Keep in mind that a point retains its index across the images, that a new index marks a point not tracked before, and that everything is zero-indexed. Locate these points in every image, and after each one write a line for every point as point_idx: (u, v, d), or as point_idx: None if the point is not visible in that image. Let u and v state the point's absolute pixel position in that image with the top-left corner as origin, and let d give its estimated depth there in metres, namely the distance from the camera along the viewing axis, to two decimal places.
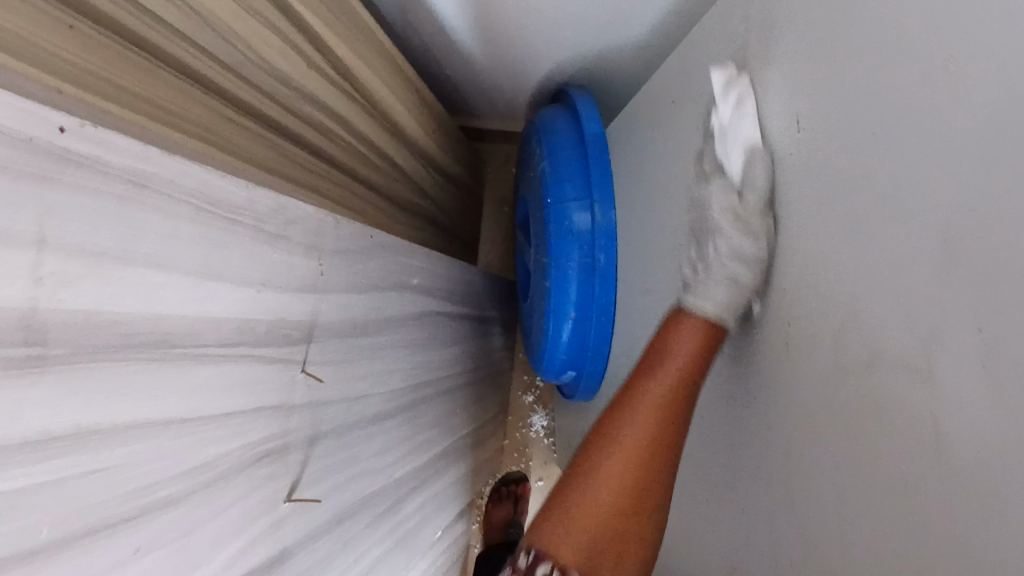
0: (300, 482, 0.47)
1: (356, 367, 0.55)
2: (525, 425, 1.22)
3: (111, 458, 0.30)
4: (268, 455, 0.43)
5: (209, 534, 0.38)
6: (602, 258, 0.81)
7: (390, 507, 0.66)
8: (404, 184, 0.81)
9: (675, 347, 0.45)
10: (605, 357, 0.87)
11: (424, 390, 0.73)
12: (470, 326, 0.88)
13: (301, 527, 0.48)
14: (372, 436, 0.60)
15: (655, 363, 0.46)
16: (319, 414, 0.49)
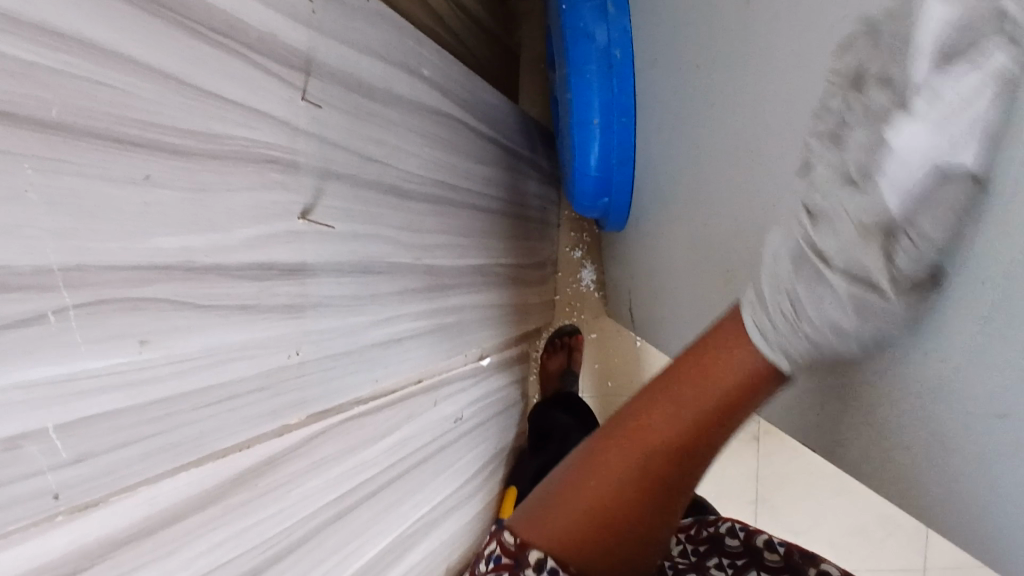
0: (315, 207, 0.52)
1: (365, 127, 0.59)
2: (575, 281, 1.26)
3: (116, 80, 0.35)
4: (277, 163, 0.48)
5: (225, 207, 0.44)
6: (619, 54, 0.80)
7: (423, 289, 0.72)
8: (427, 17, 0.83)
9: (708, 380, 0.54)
10: (631, 164, 0.88)
11: (449, 194, 0.77)
12: (495, 154, 0.91)
13: (321, 252, 0.54)
14: (393, 207, 0.65)
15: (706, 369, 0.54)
16: (329, 153, 0.54)
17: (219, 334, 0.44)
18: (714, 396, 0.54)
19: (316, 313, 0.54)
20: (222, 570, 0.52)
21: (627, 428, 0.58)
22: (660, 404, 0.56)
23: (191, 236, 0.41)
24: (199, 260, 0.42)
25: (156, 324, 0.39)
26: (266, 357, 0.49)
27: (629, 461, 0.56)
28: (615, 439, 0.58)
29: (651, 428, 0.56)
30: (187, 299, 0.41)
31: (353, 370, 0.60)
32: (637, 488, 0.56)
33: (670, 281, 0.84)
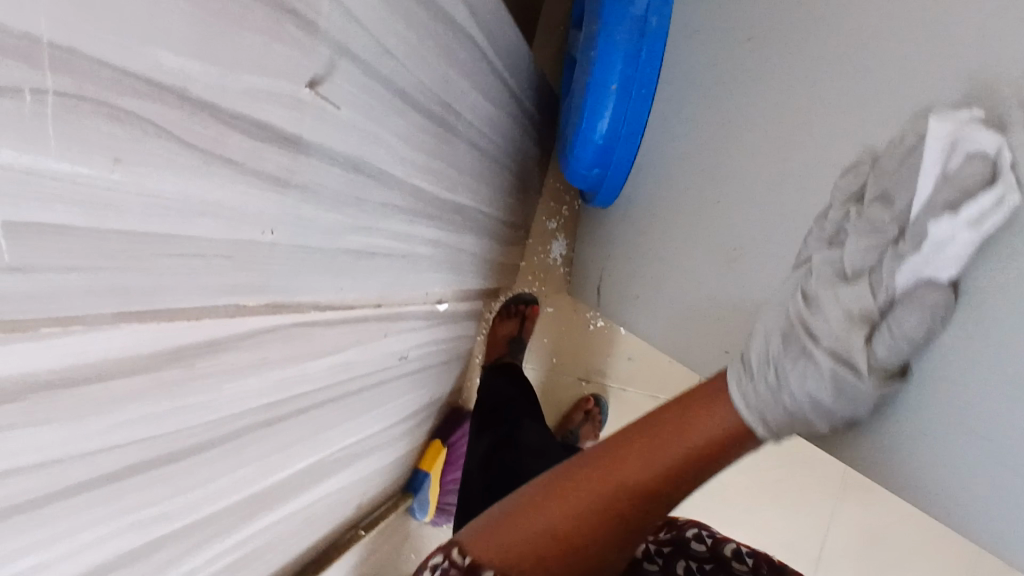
0: (324, 81, 0.48)
1: (391, 15, 0.54)
2: (544, 251, 1.23)
3: None
4: (298, 17, 0.43)
5: (234, 45, 0.39)
6: (655, 23, 0.78)
7: (407, 209, 0.68)
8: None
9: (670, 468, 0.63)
10: (639, 138, 0.87)
11: (453, 121, 0.73)
12: (503, 97, 0.87)
13: (320, 132, 0.50)
14: (399, 112, 0.61)
15: (666, 433, 0.60)
16: (350, 26, 0.49)
17: (197, 181, 0.39)
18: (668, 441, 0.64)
19: (300, 195, 0.50)
20: (138, 447, 0.48)
21: (588, 473, 0.61)
22: (608, 465, 0.61)
23: (193, 62, 0.36)
24: (196, 92, 0.37)
25: (137, 145, 0.34)
26: (238, 225, 0.44)
27: (577, 503, 0.59)
28: (566, 482, 0.61)
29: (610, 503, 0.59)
30: (175, 131, 0.36)
31: (321, 271, 0.56)
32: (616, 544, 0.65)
33: (659, 267, 0.83)
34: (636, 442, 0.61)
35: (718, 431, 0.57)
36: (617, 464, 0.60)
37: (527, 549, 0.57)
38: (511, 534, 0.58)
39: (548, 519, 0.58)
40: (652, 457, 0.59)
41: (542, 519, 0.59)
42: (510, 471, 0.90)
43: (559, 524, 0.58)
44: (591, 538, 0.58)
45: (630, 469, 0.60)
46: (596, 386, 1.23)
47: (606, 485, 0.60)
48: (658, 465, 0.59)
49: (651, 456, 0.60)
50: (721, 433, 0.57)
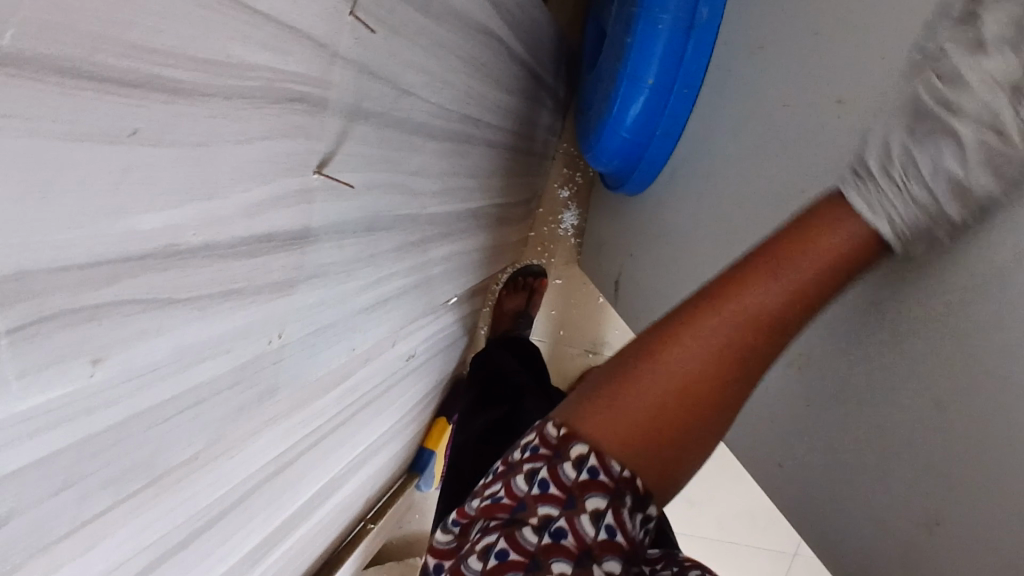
0: (333, 158, 0.40)
1: (410, 48, 0.45)
2: (554, 221, 1.17)
3: None
4: (303, 100, 0.35)
5: (230, 165, 0.31)
6: (706, 13, 0.67)
7: (421, 240, 0.61)
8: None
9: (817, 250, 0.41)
10: (675, 141, 0.77)
11: (471, 130, 0.64)
12: (524, 80, 0.77)
13: (329, 211, 0.42)
14: (415, 149, 0.52)
15: (786, 254, 0.42)
16: (363, 83, 0.40)
17: (193, 334, 0.33)
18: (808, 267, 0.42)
19: (308, 286, 0.43)
20: (144, 555, 0.44)
21: (681, 325, 0.44)
22: (700, 310, 0.44)
23: (179, 211, 0.29)
24: (186, 240, 0.30)
25: (116, 331, 0.28)
26: (242, 349, 0.37)
27: (689, 364, 0.43)
28: (651, 342, 0.45)
29: (725, 380, 0.44)
30: (163, 294, 0.30)
31: (332, 343, 0.50)
32: (735, 363, 0.43)
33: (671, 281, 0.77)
34: (730, 273, 0.45)
35: (841, 253, 0.41)
36: (712, 312, 0.44)
37: (656, 418, 0.43)
38: (623, 400, 0.43)
39: (660, 379, 0.43)
40: (776, 286, 0.43)
41: (659, 379, 0.43)
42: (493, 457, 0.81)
43: (678, 379, 0.43)
44: (723, 391, 0.44)
45: (730, 313, 0.43)
46: None
47: (705, 344, 0.43)
48: (779, 301, 0.43)
49: (781, 279, 0.42)
50: (848, 247, 0.41)
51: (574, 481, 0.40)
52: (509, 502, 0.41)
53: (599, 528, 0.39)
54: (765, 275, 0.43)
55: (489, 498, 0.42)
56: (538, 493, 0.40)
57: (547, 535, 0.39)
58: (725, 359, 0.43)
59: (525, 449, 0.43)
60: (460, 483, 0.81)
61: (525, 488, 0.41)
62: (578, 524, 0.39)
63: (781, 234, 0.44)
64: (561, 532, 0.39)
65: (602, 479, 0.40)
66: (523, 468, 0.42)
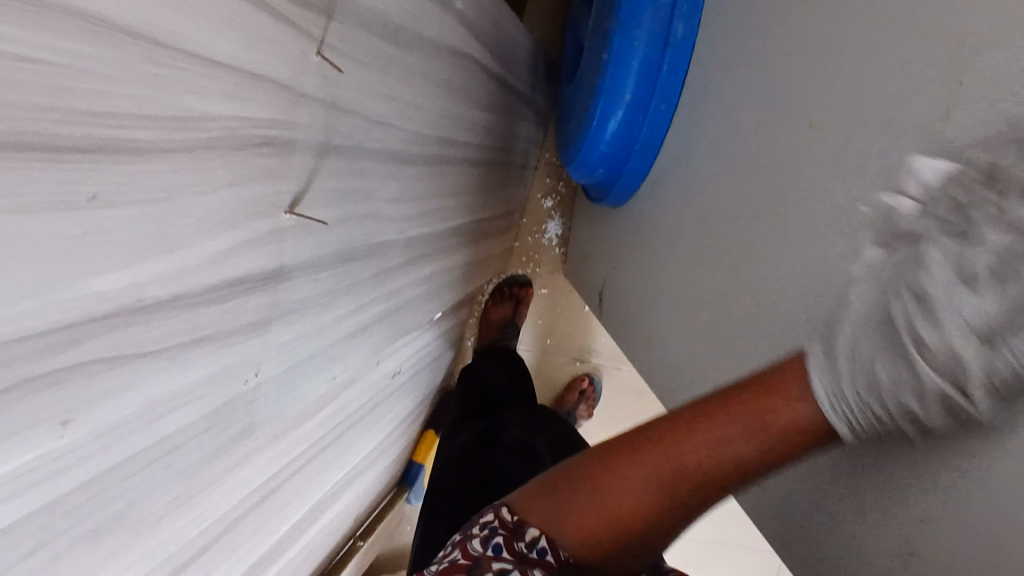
0: (303, 197, 0.40)
1: (381, 80, 0.45)
2: (539, 231, 1.19)
3: (57, 50, 0.21)
4: (270, 143, 0.35)
5: (194, 216, 0.31)
6: (681, 29, 0.67)
7: (400, 265, 0.61)
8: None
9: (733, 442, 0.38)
10: (654, 154, 0.77)
11: (448, 151, 0.64)
12: (502, 97, 0.77)
13: (301, 249, 0.41)
14: (390, 177, 0.52)
15: (751, 403, 0.37)
16: (333, 120, 0.40)
17: (160, 386, 0.32)
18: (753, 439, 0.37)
19: (283, 323, 0.42)
20: None
21: (648, 440, 0.40)
22: (679, 430, 0.39)
23: (142, 267, 0.28)
24: (151, 295, 0.29)
25: (80, 393, 0.27)
26: (215, 394, 0.37)
27: (642, 488, 0.39)
28: (623, 444, 0.41)
29: (647, 538, 0.40)
30: (128, 351, 0.29)
31: (309, 376, 0.50)
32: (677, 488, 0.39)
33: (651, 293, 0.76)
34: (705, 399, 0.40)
35: (802, 425, 0.36)
36: (703, 428, 0.38)
37: (613, 521, 0.39)
38: (588, 503, 0.40)
39: (623, 487, 0.40)
40: (735, 427, 0.37)
41: (620, 491, 0.40)
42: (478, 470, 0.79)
43: (632, 495, 0.39)
44: (687, 499, 0.39)
45: (684, 455, 0.39)
46: (591, 366, 1.18)
47: (662, 468, 0.39)
48: (749, 445, 0.37)
49: (749, 428, 0.37)
50: (814, 420, 0.36)
51: (526, 553, 0.38)
52: (464, 562, 0.39)
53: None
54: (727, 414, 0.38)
55: (444, 562, 0.41)
56: (491, 555, 0.38)
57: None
58: (646, 526, 0.40)
59: (483, 524, 0.41)
60: (444, 497, 0.80)
61: (518, 546, 0.39)
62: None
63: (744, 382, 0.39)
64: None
65: (551, 560, 0.38)
66: (477, 536, 0.41)
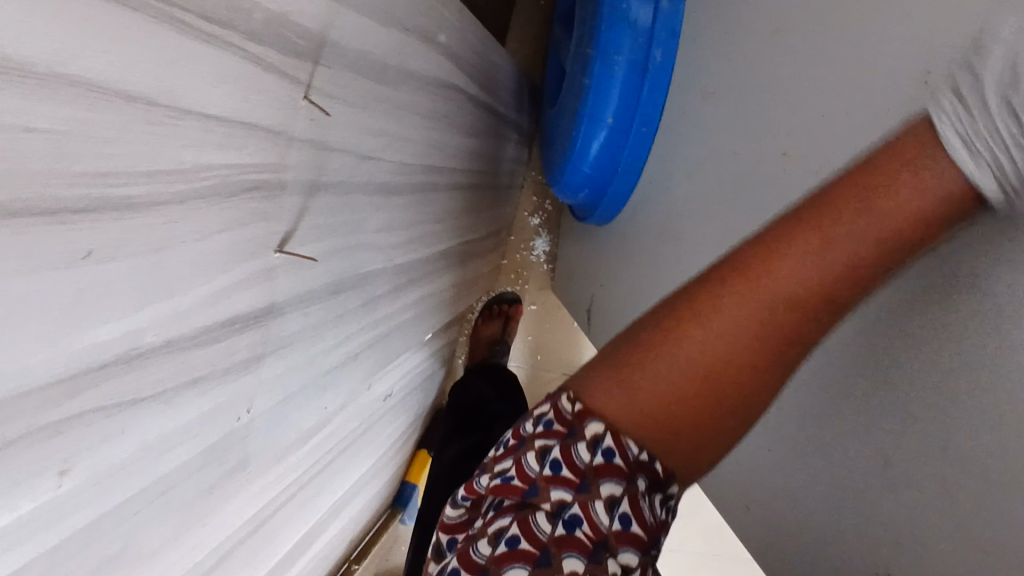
0: (294, 235, 0.40)
1: (368, 117, 0.46)
2: (526, 248, 1.20)
3: (61, 120, 0.22)
4: (261, 188, 0.36)
5: (188, 263, 0.31)
6: (659, 55, 0.69)
7: (389, 291, 0.62)
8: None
9: (837, 252, 0.34)
10: (637, 176, 0.79)
11: (435, 178, 0.65)
12: (487, 122, 0.78)
13: (292, 285, 0.42)
14: (378, 208, 0.53)
15: (830, 224, 0.34)
16: (322, 159, 0.41)
17: (157, 425, 0.33)
18: (872, 241, 0.33)
19: (274, 358, 0.43)
20: None
21: (718, 285, 0.37)
22: (736, 285, 0.37)
23: (139, 314, 0.29)
24: (148, 341, 0.30)
25: (79, 440, 0.28)
26: (210, 430, 0.38)
27: (710, 347, 0.37)
28: (681, 308, 0.38)
29: (727, 408, 0.37)
30: (127, 396, 0.30)
31: (301, 407, 0.50)
32: (759, 342, 0.36)
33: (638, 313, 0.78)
34: (780, 232, 0.36)
35: (927, 213, 0.32)
36: (766, 271, 0.36)
37: (679, 385, 0.37)
38: (630, 386, 0.37)
39: (679, 358, 0.37)
40: (835, 252, 0.34)
41: (660, 371, 0.37)
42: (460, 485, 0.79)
43: (699, 355, 0.37)
44: (763, 359, 0.37)
45: (758, 300, 0.36)
46: None
47: (733, 325, 0.36)
48: (824, 276, 0.34)
49: (826, 248, 0.34)
50: (932, 203, 0.31)
51: (589, 464, 0.35)
52: (518, 482, 0.36)
53: (615, 518, 0.34)
54: (826, 234, 0.34)
55: (499, 475, 0.38)
56: (550, 473, 0.35)
57: (559, 525, 0.34)
58: (720, 388, 0.37)
59: (539, 422, 0.38)
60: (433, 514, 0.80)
61: (537, 469, 0.36)
62: (592, 510, 0.34)
63: (833, 189, 0.35)
64: (576, 520, 0.34)
65: (619, 463, 0.35)
66: (535, 443, 0.37)
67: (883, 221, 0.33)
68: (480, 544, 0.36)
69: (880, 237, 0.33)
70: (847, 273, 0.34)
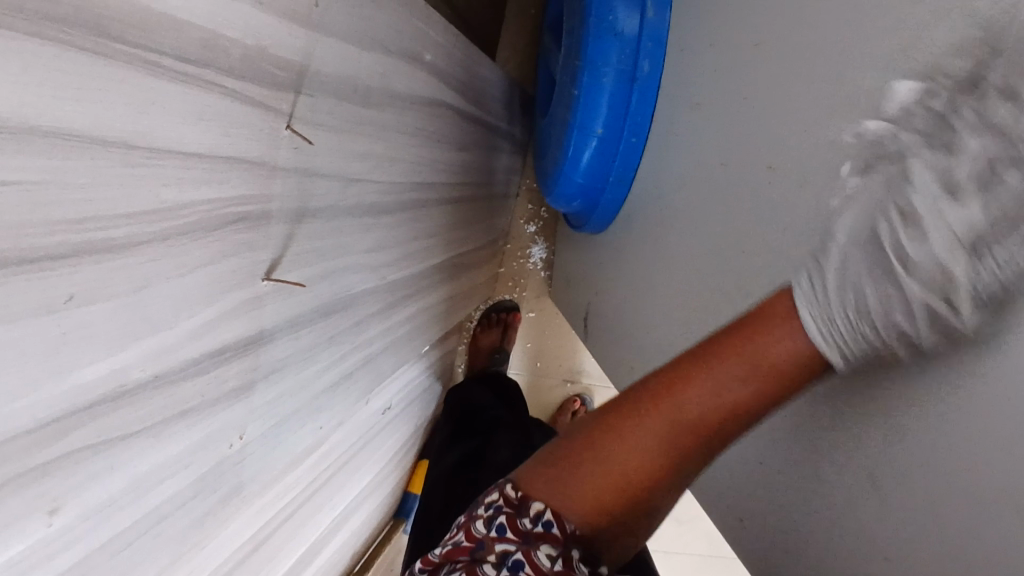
0: (280, 262, 0.41)
1: (353, 141, 0.46)
2: (523, 256, 1.21)
3: (35, 170, 0.23)
4: (244, 220, 0.36)
5: (172, 298, 0.32)
6: (647, 66, 0.70)
7: (382, 309, 0.62)
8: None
9: (733, 380, 0.36)
10: (629, 185, 0.79)
11: (426, 194, 0.65)
12: (478, 134, 0.79)
13: (280, 311, 0.42)
14: (368, 229, 0.53)
15: (725, 356, 0.36)
16: (307, 186, 0.42)
17: (146, 459, 0.33)
18: (756, 379, 0.36)
19: (265, 385, 0.43)
20: None
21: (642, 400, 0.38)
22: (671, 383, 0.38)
23: (123, 353, 0.29)
24: (133, 378, 0.31)
25: (68, 481, 0.28)
26: (201, 460, 0.38)
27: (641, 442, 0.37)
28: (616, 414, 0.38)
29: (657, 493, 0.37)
30: (113, 433, 0.30)
31: (294, 430, 0.51)
32: (674, 459, 0.37)
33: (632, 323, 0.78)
34: (702, 342, 0.38)
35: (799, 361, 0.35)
36: (689, 380, 0.37)
37: (625, 476, 0.37)
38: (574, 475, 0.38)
39: (618, 449, 0.37)
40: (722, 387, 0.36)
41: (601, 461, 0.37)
42: (457, 495, 0.79)
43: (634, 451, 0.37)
44: (695, 451, 0.37)
45: (685, 404, 0.37)
46: (581, 387, 1.18)
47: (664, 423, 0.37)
48: (742, 387, 0.36)
49: (744, 360, 0.36)
50: (791, 356, 0.35)
51: (531, 527, 0.35)
52: (466, 545, 0.36)
53: (557, 565, 0.33)
54: (723, 370, 0.36)
55: (451, 545, 0.37)
56: (495, 534, 0.35)
57: (502, 572, 0.33)
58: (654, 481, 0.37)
59: (486, 500, 0.38)
60: (430, 525, 0.80)
61: (484, 531, 0.36)
62: (534, 556, 0.33)
63: (747, 314, 0.37)
64: (517, 564, 0.33)
65: (558, 532, 0.35)
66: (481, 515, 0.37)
67: (779, 351, 0.35)
68: None
69: (781, 361, 0.35)
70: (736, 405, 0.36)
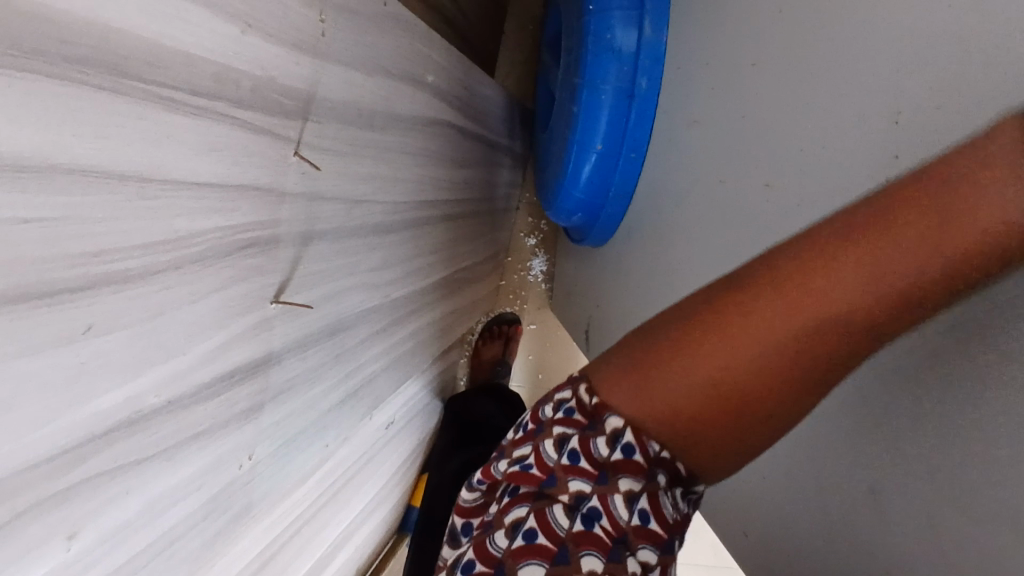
0: (289, 284, 0.41)
1: (359, 164, 0.47)
2: (524, 268, 1.22)
3: (55, 207, 0.23)
4: (254, 245, 0.37)
5: (186, 324, 0.32)
6: (645, 82, 0.71)
7: (386, 326, 0.63)
8: (425, 10, 0.70)
9: (887, 257, 0.31)
10: (628, 199, 0.80)
11: (429, 212, 0.66)
12: (480, 150, 0.80)
13: (288, 332, 0.43)
14: (373, 247, 0.54)
15: (892, 223, 0.31)
16: (315, 210, 0.42)
17: (160, 482, 0.34)
18: (929, 255, 0.31)
19: (273, 405, 0.44)
20: None
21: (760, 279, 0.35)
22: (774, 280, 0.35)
23: (139, 379, 0.30)
24: (147, 404, 0.31)
25: (86, 505, 0.29)
26: (213, 481, 0.39)
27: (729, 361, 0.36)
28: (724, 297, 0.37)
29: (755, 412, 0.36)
30: (129, 457, 0.31)
31: (302, 448, 0.51)
32: (803, 345, 0.34)
33: None
34: (849, 222, 0.33)
35: (991, 229, 0.29)
36: (816, 274, 0.33)
37: (732, 369, 0.35)
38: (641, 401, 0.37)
39: (696, 368, 0.36)
40: (894, 253, 0.31)
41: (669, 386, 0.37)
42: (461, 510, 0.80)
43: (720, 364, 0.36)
44: (841, 340, 0.33)
45: (830, 280, 0.33)
46: None
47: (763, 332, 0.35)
48: (879, 289, 0.32)
49: (881, 246, 0.32)
50: (990, 228, 0.29)
51: (607, 458, 0.37)
52: (537, 472, 0.38)
53: (634, 515, 0.35)
54: (877, 241, 0.32)
55: (519, 463, 0.39)
56: (568, 463, 0.37)
57: (578, 519, 0.36)
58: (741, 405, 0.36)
59: (558, 409, 0.39)
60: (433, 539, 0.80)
61: (555, 458, 0.37)
62: (610, 502, 0.36)
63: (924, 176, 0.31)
64: (594, 515, 0.36)
65: (637, 459, 0.36)
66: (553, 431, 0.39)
67: (955, 215, 0.30)
68: (496, 533, 0.37)
69: (948, 235, 0.30)
70: (876, 293, 0.32)
